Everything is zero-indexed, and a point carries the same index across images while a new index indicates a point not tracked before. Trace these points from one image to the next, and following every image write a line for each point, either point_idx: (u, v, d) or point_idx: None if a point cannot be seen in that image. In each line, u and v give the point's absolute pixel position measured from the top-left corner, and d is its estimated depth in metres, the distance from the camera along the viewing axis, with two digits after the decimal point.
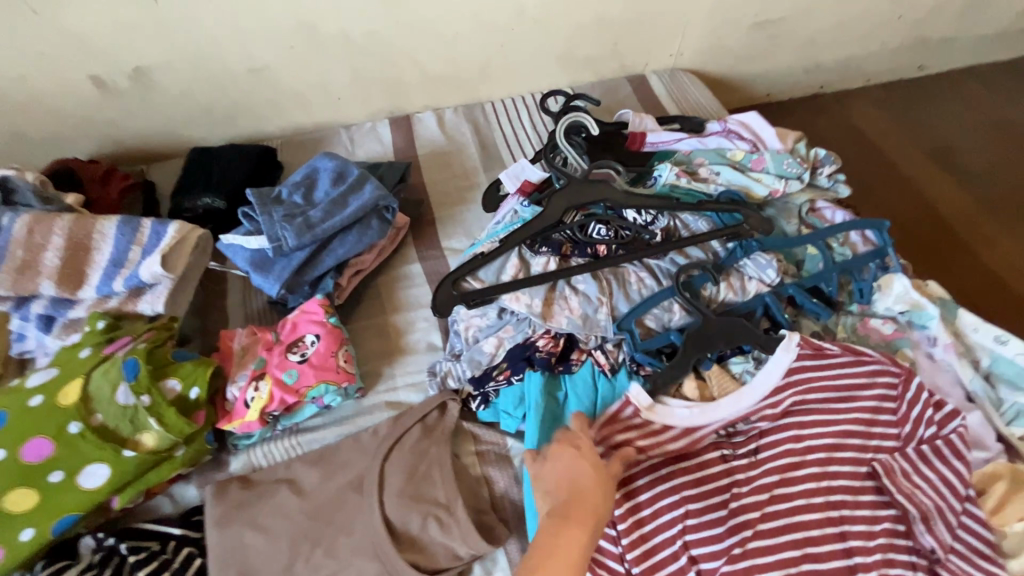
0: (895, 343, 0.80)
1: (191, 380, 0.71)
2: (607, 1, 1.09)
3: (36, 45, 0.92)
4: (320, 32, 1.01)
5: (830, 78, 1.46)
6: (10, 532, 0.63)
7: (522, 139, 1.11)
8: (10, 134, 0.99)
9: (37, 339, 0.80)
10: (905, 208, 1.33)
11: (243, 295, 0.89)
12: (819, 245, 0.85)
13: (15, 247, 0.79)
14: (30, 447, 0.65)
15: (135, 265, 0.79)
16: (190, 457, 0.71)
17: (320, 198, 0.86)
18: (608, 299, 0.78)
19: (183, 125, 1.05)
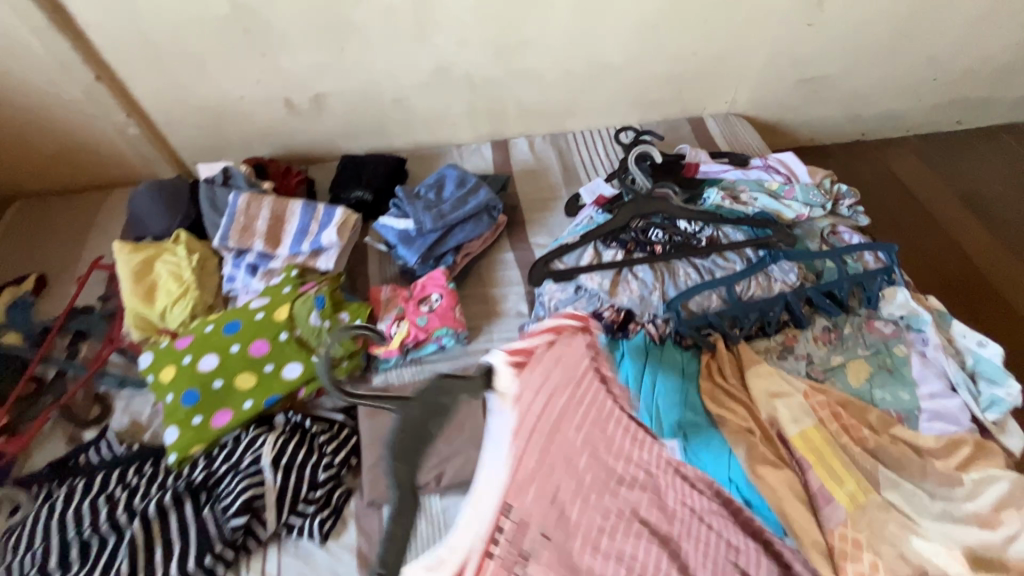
0: (893, 341, 1.00)
1: (357, 315, 1.02)
2: (677, 58, 1.34)
3: (251, 76, 1.23)
4: (450, 73, 1.30)
5: (872, 127, 1.64)
6: (238, 400, 0.93)
7: (596, 164, 1.38)
8: (219, 137, 1.34)
9: (242, 281, 1.10)
10: (929, 241, 1.51)
11: (379, 264, 1.17)
12: (836, 260, 1.07)
13: (238, 214, 1.11)
14: (256, 345, 0.96)
15: (315, 234, 1.11)
16: (351, 367, 1.00)
17: (447, 196, 1.15)
18: (660, 285, 1.03)
19: (339, 137, 1.38)
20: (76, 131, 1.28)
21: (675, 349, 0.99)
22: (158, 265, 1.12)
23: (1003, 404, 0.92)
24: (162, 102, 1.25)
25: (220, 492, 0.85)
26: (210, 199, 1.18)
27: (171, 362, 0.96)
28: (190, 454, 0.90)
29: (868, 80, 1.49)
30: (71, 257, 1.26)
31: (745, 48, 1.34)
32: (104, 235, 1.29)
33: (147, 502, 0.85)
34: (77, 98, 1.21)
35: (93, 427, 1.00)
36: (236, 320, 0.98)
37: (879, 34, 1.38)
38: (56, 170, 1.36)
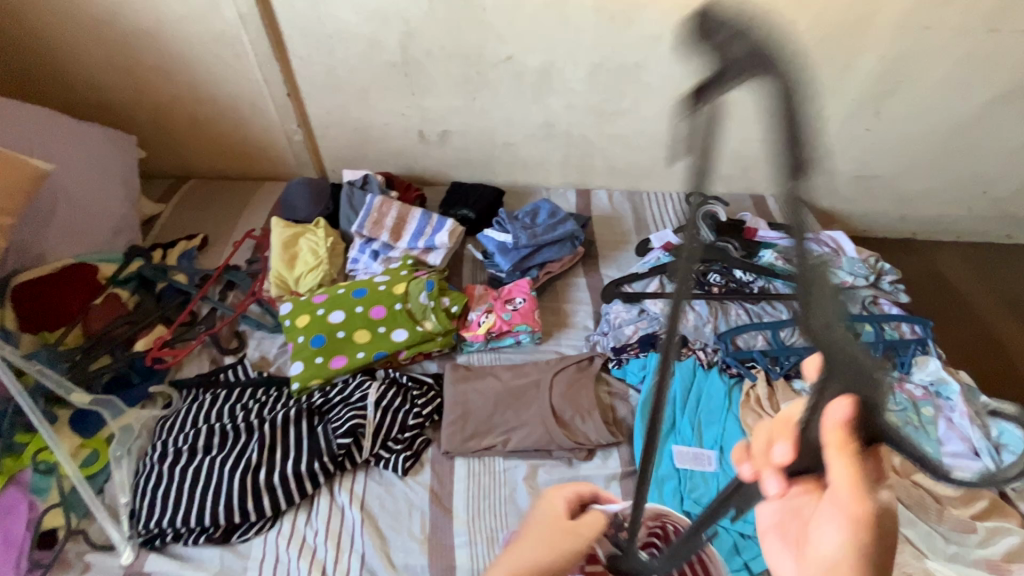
0: (922, 402, 1.11)
1: (456, 301, 1.22)
2: (748, 142, 1.57)
3: (397, 110, 1.53)
4: (555, 128, 1.56)
5: (923, 229, 1.79)
6: (353, 350, 1.14)
7: (666, 219, 1.59)
8: (359, 153, 1.65)
9: (364, 263, 1.35)
10: (971, 333, 1.60)
11: (472, 270, 1.40)
12: (873, 324, 1.20)
13: (373, 210, 1.37)
14: (375, 309, 1.19)
15: (430, 235, 1.36)
16: (444, 343, 1.19)
17: (540, 222, 1.37)
18: (713, 320, 1.21)
19: (453, 167, 1.67)
20: (254, 132, 1.61)
21: (719, 376, 1.15)
22: (302, 241, 1.39)
23: None
24: (325, 119, 1.57)
25: (331, 417, 1.05)
26: (349, 199, 1.46)
27: (307, 312, 1.20)
28: (309, 386, 1.11)
29: (921, 184, 1.65)
30: (227, 228, 1.55)
31: (810, 142, 1.55)
32: (255, 215, 1.59)
33: (273, 413, 1.06)
34: (265, 107, 1.54)
35: (231, 355, 1.23)
36: (363, 288, 1.22)
37: (936, 146, 1.55)
38: (227, 159, 1.69)
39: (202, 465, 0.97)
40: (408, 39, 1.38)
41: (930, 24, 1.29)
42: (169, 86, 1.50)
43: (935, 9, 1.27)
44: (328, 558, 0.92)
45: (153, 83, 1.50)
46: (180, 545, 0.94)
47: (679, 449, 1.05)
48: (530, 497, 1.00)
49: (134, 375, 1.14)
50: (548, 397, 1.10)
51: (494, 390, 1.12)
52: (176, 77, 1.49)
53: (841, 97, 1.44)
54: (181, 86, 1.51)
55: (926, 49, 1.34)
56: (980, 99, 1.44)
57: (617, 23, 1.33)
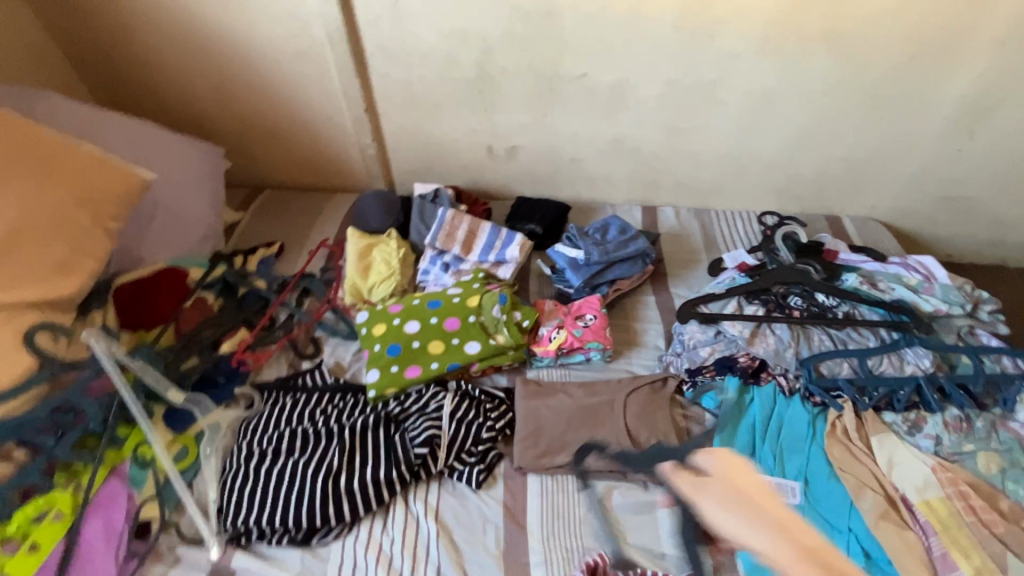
0: None
1: (527, 315, 1.22)
2: (825, 161, 1.52)
3: (468, 125, 1.57)
4: (624, 145, 1.56)
5: (1015, 255, 1.68)
6: (427, 360, 1.16)
7: (737, 239, 1.56)
8: (429, 167, 1.69)
9: (435, 275, 1.38)
10: None
11: (539, 284, 1.41)
12: (971, 356, 1.14)
13: (445, 223, 1.40)
14: (449, 321, 1.20)
15: (500, 249, 1.37)
16: (515, 357, 1.20)
17: (611, 238, 1.37)
18: (795, 344, 1.16)
19: (519, 181, 1.69)
20: (331, 145, 1.67)
21: (802, 404, 1.10)
22: (375, 251, 1.42)
23: None
24: (398, 134, 1.62)
25: (407, 426, 1.06)
26: (421, 211, 1.50)
27: (383, 321, 1.22)
28: (384, 394, 1.13)
29: (1015, 207, 1.55)
30: (302, 237, 1.62)
31: (893, 162, 1.49)
32: (327, 225, 1.65)
33: (352, 420, 1.08)
34: (342, 122, 1.60)
35: (308, 360, 1.27)
36: (438, 300, 1.24)
37: None
38: (303, 171, 1.76)
39: (285, 467, 1.00)
40: (485, 57, 1.41)
41: None
42: (256, 101, 1.59)
43: None
44: (404, 568, 0.92)
45: (241, 98, 1.59)
46: (263, 544, 0.96)
47: (760, 479, 1.01)
48: (606, 519, 0.97)
49: (219, 376, 1.20)
50: (623, 418, 1.09)
51: (566, 407, 1.11)
52: (263, 93, 1.57)
53: (931, 115, 1.38)
54: (266, 102, 1.59)
55: None
56: None
57: (696, 40, 1.31)
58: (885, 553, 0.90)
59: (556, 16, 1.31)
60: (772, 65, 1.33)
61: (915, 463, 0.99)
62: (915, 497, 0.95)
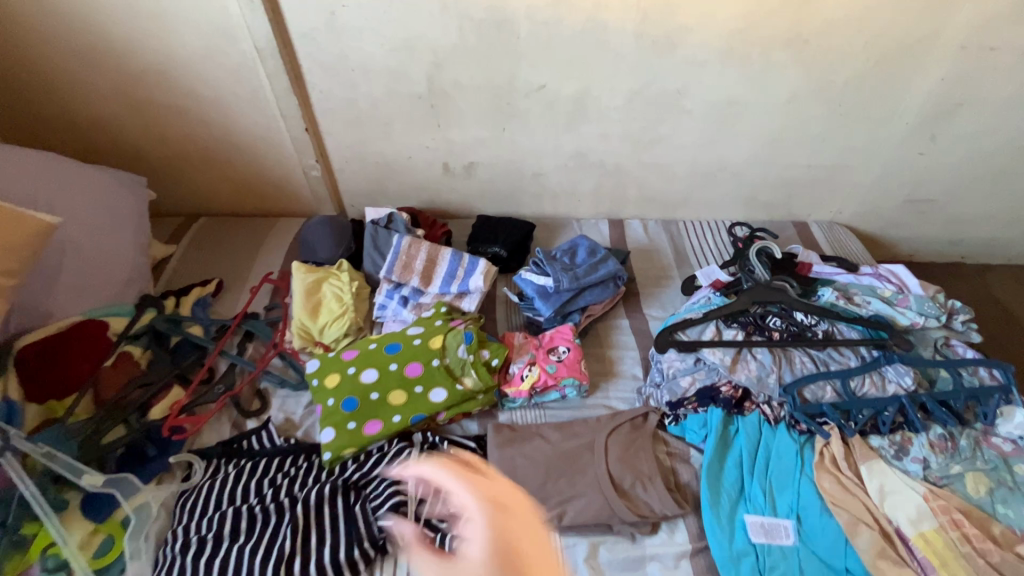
0: (1012, 459, 1.02)
1: (496, 354, 1.13)
2: (792, 169, 1.48)
3: (421, 142, 1.45)
4: (588, 158, 1.48)
5: (972, 252, 1.70)
6: (389, 413, 1.05)
7: (707, 251, 1.50)
8: (380, 187, 1.57)
9: (393, 310, 1.27)
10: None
11: (507, 313, 1.31)
12: (950, 371, 1.12)
13: (401, 253, 1.28)
14: (410, 367, 1.09)
15: (463, 279, 1.27)
16: (485, 401, 1.10)
17: (580, 261, 1.28)
18: (778, 369, 1.11)
19: (479, 199, 1.59)
20: (270, 168, 1.52)
21: (788, 433, 1.05)
22: (325, 287, 1.30)
23: None
24: (345, 154, 1.49)
25: (369, 492, 0.95)
26: (373, 238, 1.38)
27: (336, 370, 1.10)
28: (342, 455, 1.01)
29: (973, 207, 1.56)
30: (243, 271, 1.46)
31: (858, 168, 1.47)
32: (272, 256, 1.50)
33: (305, 490, 0.96)
34: (282, 143, 1.45)
35: (254, 418, 1.13)
36: (396, 343, 1.13)
37: (991, 168, 1.46)
38: (241, 197, 1.60)
39: (230, 555, 0.87)
40: (436, 70, 1.30)
41: (995, 45, 1.21)
42: (181, 123, 1.42)
43: (1002, 30, 1.19)
44: None
45: (163, 120, 1.41)
46: None
47: (752, 521, 0.94)
48: None
49: (149, 447, 1.03)
50: (606, 462, 1.01)
51: (544, 455, 1.02)
52: (188, 114, 1.40)
53: (895, 121, 1.36)
54: (193, 123, 1.42)
55: (989, 70, 1.25)
56: None
57: (659, 49, 1.24)
58: None
59: (510, 25, 1.21)
60: (738, 73, 1.28)
61: (907, 492, 0.95)
62: (910, 530, 0.91)
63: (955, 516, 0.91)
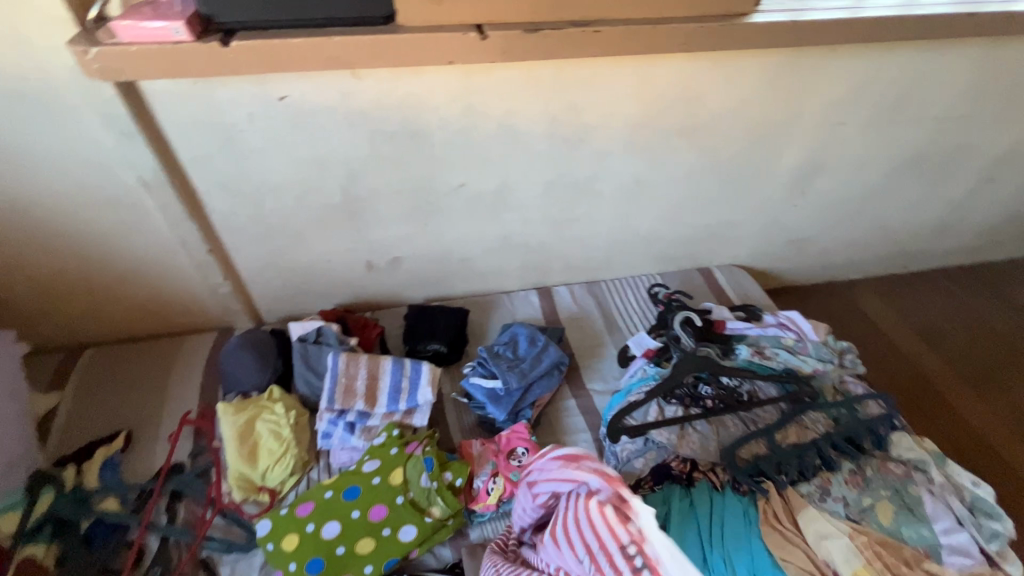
0: (908, 480, 1.20)
1: (459, 473, 1.11)
2: (694, 228, 1.63)
3: (341, 244, 1.38)
4: (512, 240, 1.51)
5: (841, 271, 1.97)
6: (359, 568, 0.99)
7: (632, 311, 1.60)
8: (301, 292, 1.48)
9: (339, 438, 1.20)
10: (889, 361, 1.80)
11: (457, 414, 1.30)
12: (850, 409, 1.29)
13: (339, 376, 1.23)
14: (374, 510, 1.05)
15: (410, 392, 1.23)
16: (455, 526, 1.09)
17: (523, 354, 1.31)
18: (715, 436, 1.24)
19: (408, 289, 1.55)
20: (170, 289, 1.37)
21: (734, 496, 1.15)
22: (257, 425, 1.20)
23: (1002, 537, 1.14)
24: (256, 265, 1.38)
25: None
26: (304, 357, 1.30)
27: (294, 530, 1.03)
28: None
29: (838, 239, 1.82)
30: (155, 411, 1.31)
31: (747, 220, 1.65)
32: (187, 387, 1.35)
33: None
34: (182, 265, 1.32)
35: None
36: (354, 485, 1.08)
37: (849, 208, 1.70)
38: (137, 320, 1.43)
39: None
40: (349, 180, 1.25)
41: (843, 120, 1.42)
42: (50, 257, 1.23)
43: (846, 108, 1.39)
44: None
45: (29, 259, 1.22)
46: None
47: None
48: None
49: None
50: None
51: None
52: (61, 249, 1.22)
53: (773, 182, 1.55)
54: (67, 256, 1.24)
55: (840, 139, 1.47)
56: (884, 171, 1.60)
57: (570, 143, 1.30)
58: None
59: (423, 134, 1.20)
60: (640, 157, 1.37)
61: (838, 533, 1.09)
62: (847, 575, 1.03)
63: (879, 549, 1.08)
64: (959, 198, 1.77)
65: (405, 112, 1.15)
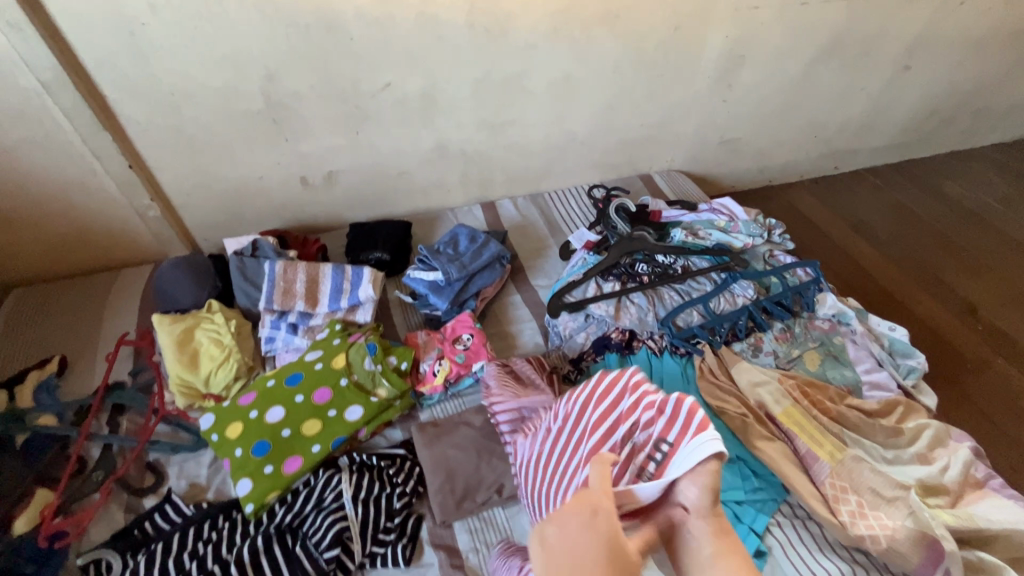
0: (832, 334, 1.28)
1: (403, 356, 1.14)
2: (629, 130, 1.65)
3: (271, 158, 1.35)
4: (448, 149, 1.50)
5: (777, 175, 2.04)
6: (307, 447, 1.01)
7: (575, 216, 1.63)
8: (235, 215, 1.44)
9: (283, 340, 1.21)
10: (825, 250, 1.88)
11: (403, 314, 1.32)
12: (778, 276, 1.36)
13: (277, 280, 1.22)
14: (319, 394, 1.08)
15: (351, 291, 1.24)
16: (404, 406, 1.11)
17: (463, 250, 1.33)
18: (653, 308, 1.28)
19: (348, 209, 1.53)
20: (94, 216, 1.32)
21: (671, 357, 1.21)
22: (198, 333, 1.19)
23: (917, 370, 1.22)
24: (184, 186, 1.34)
25: (307, 530, 0.92)
26: (242, 271, 1.28)
27: (238, 418, 1.05)
28: (266, 502, 0.96)
29: (770, 139, 1.88)
30: (89, 339, 1.27)
31: (680, 120, 1.68)
32: (122, 315, 1.31)
33: (236, 550, 0.90)
34: (102, 186, 1.27)
35: (152, 495, 1.01)
36: (298, 374, 1.11)
37: (777, 104, 1.76)
38: (64, 255, 1.38)
39: None
40: (269, 82, 1.22)
41: (758, 5, 1.46)
42: None
43: None
44: None
45: None
46: None
47: None
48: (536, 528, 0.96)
49: (25, 565, 0.88)
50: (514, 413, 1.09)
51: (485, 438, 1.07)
52: None
53: (700, 77, 1.58)
54: None
55: (758, 26, 1.51)
56: (804, 62, 1.66)
57: (493, 35, 1.30)
58: (767, 468, 1.05)
59: (340, 27, 1.18)
60: (565, 50, 1.39)
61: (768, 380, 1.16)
62: (776, 411, 1.11)
63: (807, 391, 1.15)
64: (879, 90, 1.85)
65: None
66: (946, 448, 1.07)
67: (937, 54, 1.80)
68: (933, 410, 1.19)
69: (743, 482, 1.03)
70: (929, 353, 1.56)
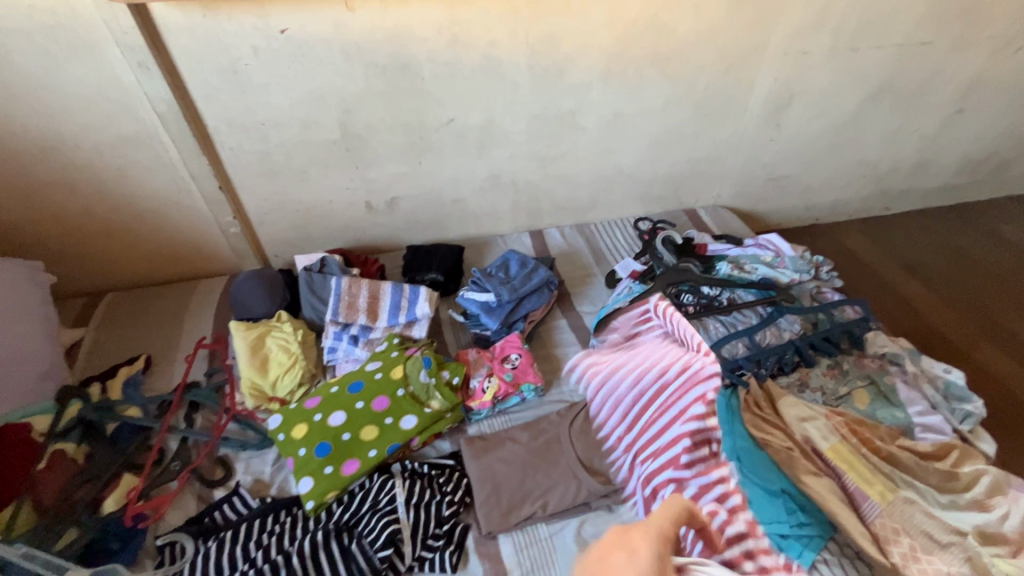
0: (882, 372, 1.26)
1: (455, 372, 1.20)
2: (676, 166, 1.71)
3: (341, 183, 1.48)
4: (502, 179, 1.59)
5: (824, 214, 2.04)
6: (364, 451, 1.08)
7: (620, 246, 1.68)
8: (305, 235, 1.56)
9: (344, 350, 1.29)
10: (876, 290, 1.85)
11: (455, 333, 1.40)
12: (826, 313, 1.36)
13: (343, 295, 1.32)
14: (378, 401, 1.15)
15: (409, 308, 1.32)
16: (454, 419, 1.17)
17: (514, 275, 1.40)
18: (697, 337, 1.30)
19: (406, 233, 1.63)
20: (184, 231, 1.47)
21: (717, 389, 1.21)
22: (269, 340, 1.29)
23: (974, 416, 1.19)
24: (263, 206, 1.47)
25: (361, 530, 0.97)
26: (309, 285, 1.37)
27: (302, 420, 1.14)
28: (325, 501, 1.03)
29: (817, 178, 1.89)
30: (171, 342, 1.39)
31: (726, 158, 1.73)
32: (200, 321, 1.44)
33: (296, 543, 0.96)
34: (194, 204, 1.42)
35: (221, 487, 1.10)
36: (358, 381, 1.19)
37: (825, 144, 1.78)
38: (154, 265, 1.52)
39: None
40: (347, 115, 1.35)
41: (807, 50, 1.51)
42: (74, 198, 1.34)
43: (809, 37, 1.49)
44: None
45: (53, 198, 1.32)
46: None
47: None
48: (579, 547, 0.99)
49: (112, 541, 0.97)
50: (559, 436, 1.14)
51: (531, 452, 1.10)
52: (83, 187, 1.32)
53: (747, 117, 1.63)
54: (89, 196, 1.34)
55: (807, 69, 1.56)
56: (853, 103, 1.68)
57: (551, 76, 1.40)
58: (813, 502, 1.03)
59: (413, 67, 1.30)
60: (617, 90, 1.47)
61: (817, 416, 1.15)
62: (823, 446, 1.10)
63: (857, 429, 1.13)
64: (932, 132, 1.85)
65: (396, 44, 1.26)
66: (1005, 496, 1.03)
67: (992, 97, 1.79)
68: (991, 456, 1.15)
69: (786, 516, 1.01)
70: (986, 399, 1.51)
